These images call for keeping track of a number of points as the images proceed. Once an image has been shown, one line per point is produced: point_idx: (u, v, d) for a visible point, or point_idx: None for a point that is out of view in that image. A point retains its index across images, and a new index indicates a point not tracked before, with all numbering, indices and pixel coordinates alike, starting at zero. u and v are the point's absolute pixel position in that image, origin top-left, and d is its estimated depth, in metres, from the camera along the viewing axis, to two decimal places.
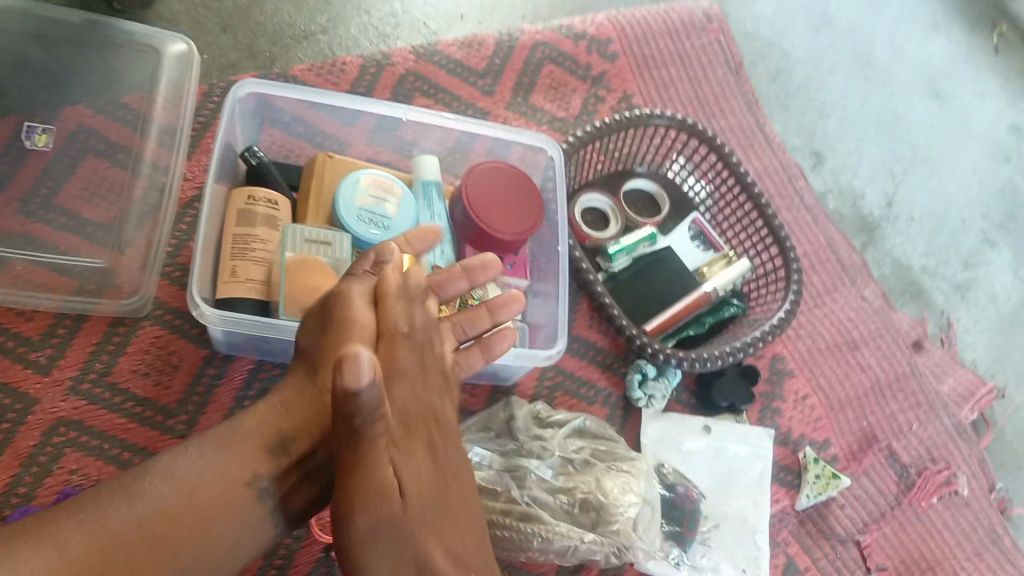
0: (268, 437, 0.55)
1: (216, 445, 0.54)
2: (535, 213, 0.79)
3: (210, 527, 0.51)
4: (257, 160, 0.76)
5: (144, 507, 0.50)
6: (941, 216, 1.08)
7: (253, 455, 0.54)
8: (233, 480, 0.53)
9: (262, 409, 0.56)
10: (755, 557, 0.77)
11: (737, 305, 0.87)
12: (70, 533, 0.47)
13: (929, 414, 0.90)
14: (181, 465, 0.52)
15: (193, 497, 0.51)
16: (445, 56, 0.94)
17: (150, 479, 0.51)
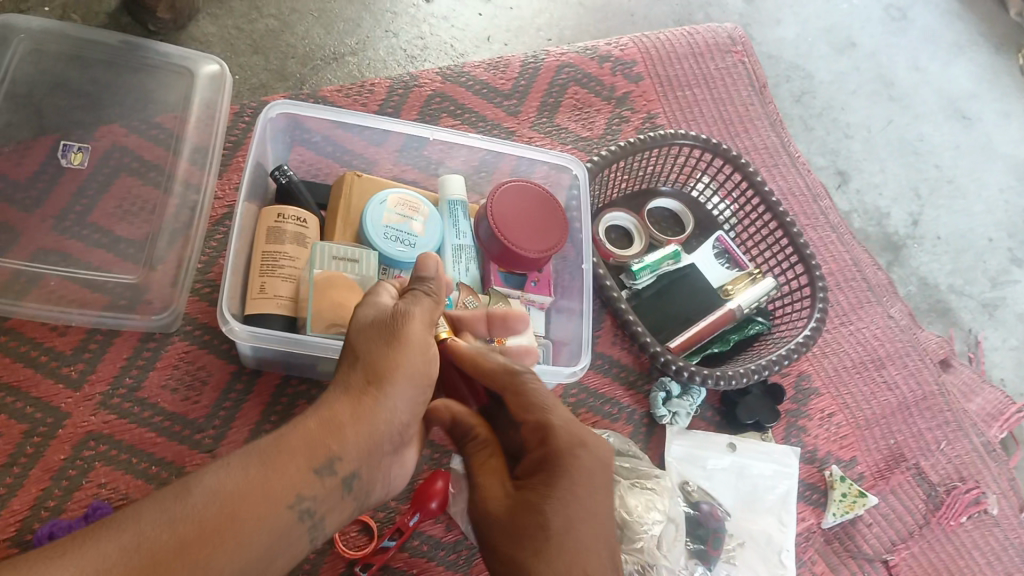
0: (316, 456, 0.52)
1: (259, 457, 0.50)
2: (561, 233, 0.80)
3: (249, 546, 0.47)
4: (287, 178, 0.78)
5: (179, 516, 0.45)
6: (967, 235, 1.07)
7: (303, 473, 0.51)
8: (275, 496, 0.49)
9: (310, 421, 0.53)
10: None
11: (762, 323, 0.87)
12: (109, 544, 0.43)
13: (958, 433, 0.89)
14: (216, 477, 0.48)
15: (231, 510, 0.47)
16: (471, 77, 0.95)
17: (192, 496, 0.46)
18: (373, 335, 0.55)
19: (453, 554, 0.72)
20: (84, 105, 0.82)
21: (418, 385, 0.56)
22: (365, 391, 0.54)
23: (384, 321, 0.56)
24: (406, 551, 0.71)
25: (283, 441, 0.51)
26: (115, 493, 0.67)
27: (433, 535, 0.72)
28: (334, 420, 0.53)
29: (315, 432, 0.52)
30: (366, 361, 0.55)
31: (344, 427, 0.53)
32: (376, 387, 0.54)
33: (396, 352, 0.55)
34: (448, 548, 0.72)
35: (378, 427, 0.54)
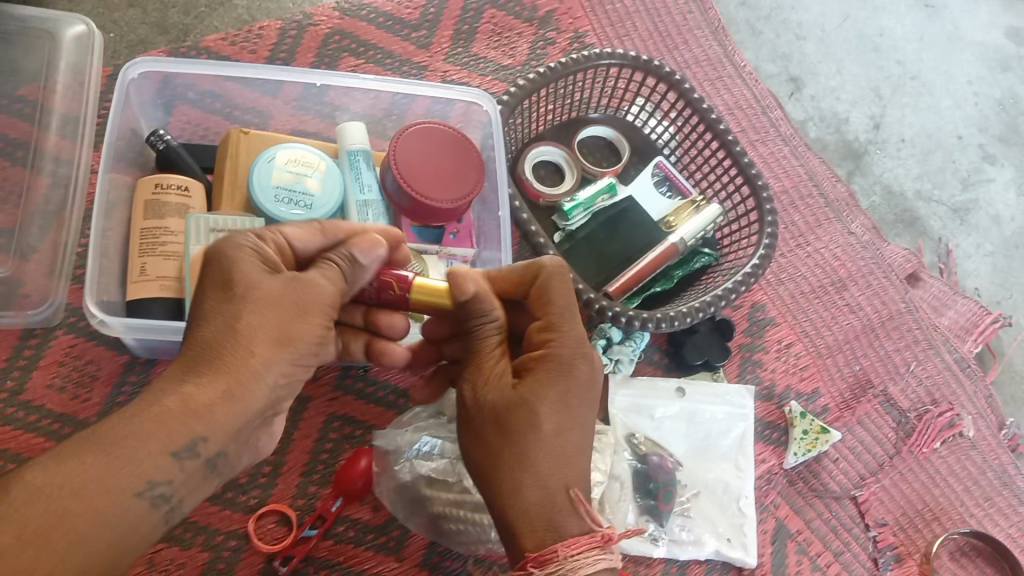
0: (175, 438, 0.43)
1: (93, 450, 0.41)
2: (475, 175, 0.73)
3: (83, 541, 0.39)
4: (164, 144, 0.71)
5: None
6: (935, 135, 0.99)
7: (159, 460, 0.42)
8: (118, 490, 0.41)
9: (166, 396, 0.44)
10: (741, 525, 0.71)
11: (710, 255, 0.80)
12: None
13: (928, 352, 0.82)
14: (42, 473, 0.40)
15: (59, 515, 0.39)
16: (373, 9, 0.86)
17: (10, 501, 0.38)
18: (231, 291, 0.46)
19: (382, 536, 0.67)
20: None
21: (291, 351, 0.47)
22: (235, 364, 0.45)
23: (245, 266, 0.46)
24: (330, 538, 0.66)
25: (131, 417, 0.43)
26: None
27: (359, 519, 0.67)
28: (197, 397, 0.44)
29: (174, 409, 0.43)
30: (233, 325, 0.45)
31: (204, 399, 0.44)
32: (248, 354, 0.46)
33: (280, 317, 0.47)
34: (377, 530, 0.67)
35: (251, 404, 0.46)
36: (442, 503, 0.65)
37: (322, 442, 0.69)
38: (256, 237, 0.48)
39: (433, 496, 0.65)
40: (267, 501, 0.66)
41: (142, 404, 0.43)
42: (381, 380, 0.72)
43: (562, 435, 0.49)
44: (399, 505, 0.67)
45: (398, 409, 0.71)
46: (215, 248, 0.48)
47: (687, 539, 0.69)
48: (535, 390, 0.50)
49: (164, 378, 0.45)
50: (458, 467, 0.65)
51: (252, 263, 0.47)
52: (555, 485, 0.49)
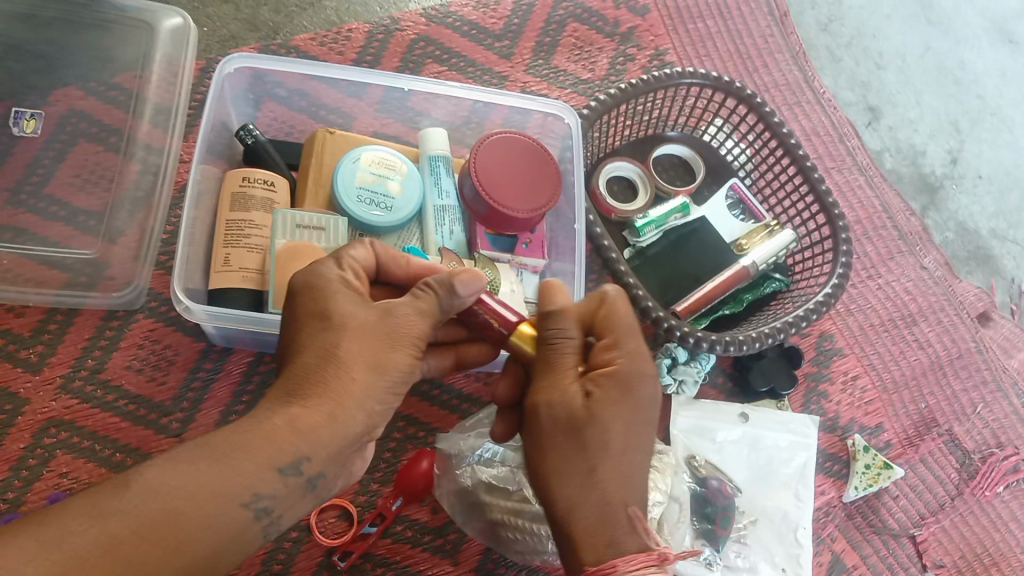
0: (282, 453, 0.44)
1: (206, 458, 0.42)
2: (552, 187, 0.73)
3: (191, 543, 0.41)
4: (253, 139, 0.73)
5: (120, 511, 0.39)
6: (1013, 172, 0.97)
7: (263, 472, 0.44)
8: (224, 497, 0.42)
9: (273, 417, 0.45)
10: (796, 555, 0.70)
11: (779, 280, 0.80)
12: (24, 548, 0.37)
13: (995, 394, 0.81)
14: (161, 471, 0.41)
15: (171, 515, 0.40)
16: (458, 17, 0.87)
17: (132, 494, 0.40)
18: (326, 320, 0.48)
19: (439, 538, 0.68)
20: (40, 67, 0.77)
21: (388, 386, 0.49)
22: (340, 381, 0.47)
23: (339, 300, 0.49)
24: (388, 536, 0.67)
25: (240, 430, 0.44)
26: (76, 484, 0.64)
27: (418, 519, 0.68)
28: (302, 414, 0.45)
29: (281, 429, 0.45)
30: (331, 348, 0.47)
31: (311, 420, 0.45)
32: (350, 379, 0.47)
33: (375, 344, 0.48)
34: (434, 532, 0.68)
35: (351, 428, 0.47)
36: (499, 510, 0.65)
37: (387, 441, 0.70)
38: (341, 271, 0.51)
39: (492, 502, 0.66)
40: (330, 495, 0.67)
41: (251, 422, 0.45)
42: (446, 384, 0.73)
43: (627, 456, 0.48)
44: (458, 509, 0.67)
45: (461, 414, 0.72)
46: (308, 280, 0.50)
47: (741, 566, 0.69)
48: (602, 405, 0.48)
49: (271, 394, 0.47)
50: (519, 476, 0.66)
51: (343, 293, 0.49)
52: (618, 508, 0.46)
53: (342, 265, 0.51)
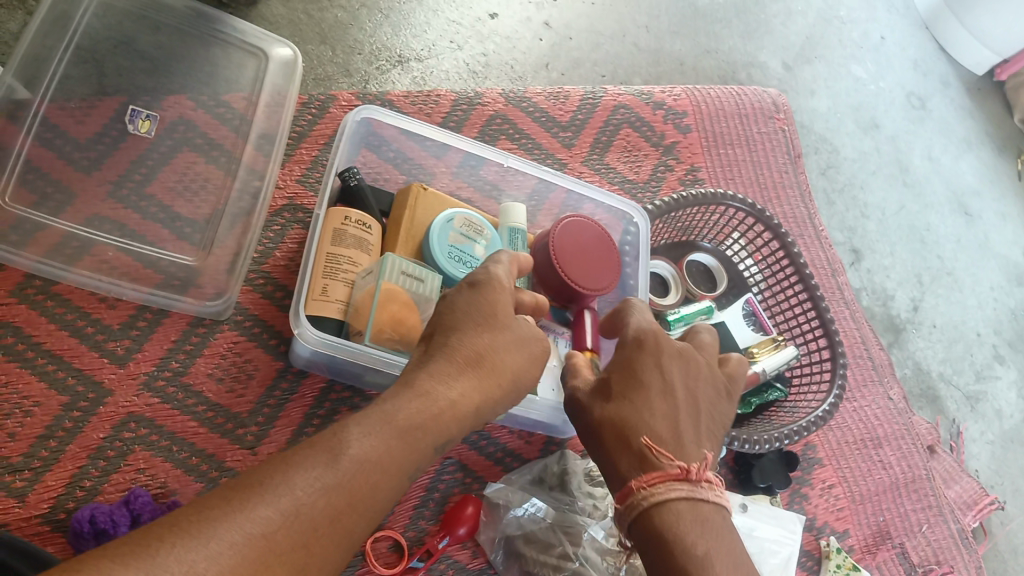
0: (441, 438, 0.50)
1: (394, 435, 0.47)
2: (613, 274, 0.82)
3: (376, 510, 0.45)
4: (356, 183, 0.77)
5: (337, 483, 0.43)
6: (959, 327, 1.13)
7: (426, 452, 0.49)
8: (403, 472, 0.47)
9: (441, 401, 0.50)
10: None
11: (780, 390, 0.90)
12: (274, 505, 0.40)
13: (938, 517, 0.93)
14: (362, 446, 0.45)
15: (373, 485, 0.45)
16: (533, 104, 0.96)
17: (345, 465, 0.44)
18: (491, 321, 0.55)
19: None
20: (146, 69, 0.80)
21: (513, 388, 0.56)
22: (487, 380, 0.54)
23: (504, 307, 0.57)
24: (431, 573, 0.72)
25: (406, 407, 0.49)
26: (152, 481, 0.66)
27: (458, 560, 0.73)
28: (460, 405, 0.51)
29: (447, 415, 0.50)
30: (488, 350, 0.54)
31: (462, 411, 0.51)
32: (494, 380, 0.54)
33: (518, 354, 0.56)
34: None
35: (478, 417, 0.54)
36: (543, 564, 0.72)
37: (437, 482, 0.75)
38: (507, 277, 0.59)
39: (535, 555, 0.72)
40: (383, 525, 0.71)
41: (421, 402, 0.49)
42: (492, 437, 0.79)
43: (646, 400, 0.56)
44: (500, 555, 0.73)
45: (504, 467, 0.78)
46: (487, 279, 0.58)
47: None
48: (618, 369, 0.59)
49: (422, 372, 0.52)
50: (560, 533, 0.73)
51: (509, 305, 0.57)
52: (631, 433, 0.55)
53: (508, 271, 0.60)
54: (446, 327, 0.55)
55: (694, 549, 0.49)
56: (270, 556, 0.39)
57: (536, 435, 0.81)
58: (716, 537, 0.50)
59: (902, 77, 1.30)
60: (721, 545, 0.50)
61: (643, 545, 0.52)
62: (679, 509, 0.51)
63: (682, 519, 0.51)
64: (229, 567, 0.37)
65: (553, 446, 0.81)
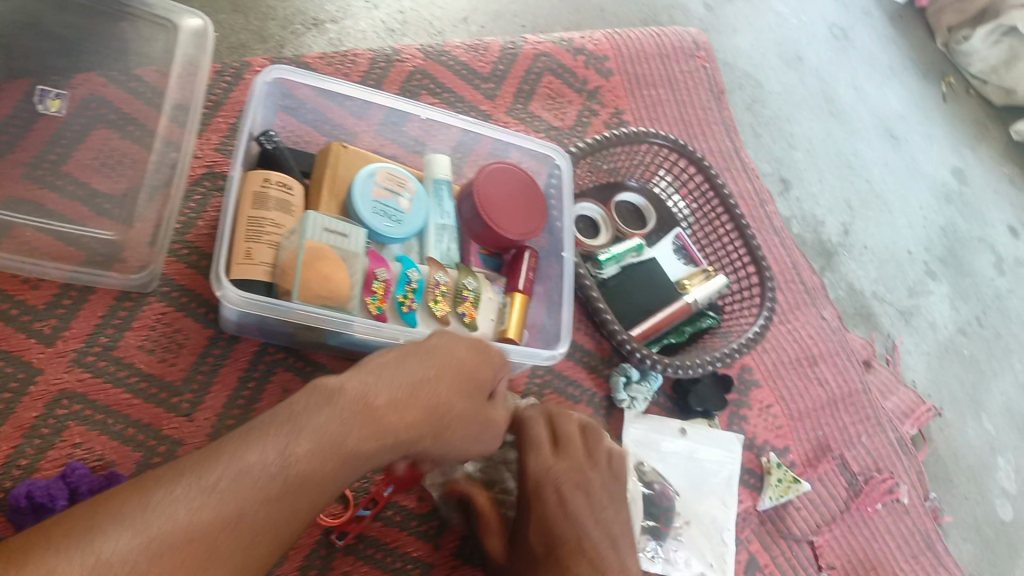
0: (367, 463, 0.54)
1: (334, 459, 0.51)
2: (539, 218, 0.83)
3: (298, 520, 0.49)
4: (273, 145, 0.78)
5: (276, 496, 0.47)
6: (890, 248, 1.16)
7: (352, 473, 0.53)
8: (330, 489, 0.51)
9: (377, 441, 0.54)
10: (722, 553, 0.82)
11: (713, 317, 0.92)
12: (218, 507, 0.44)
13: (877, 428, 0.96)
14: (304, 465, 0.49)
15: (302, 498, 0.49)
16: (452, 57, 0.96)
17: (285, 480, 0.48)
18: (434, 377, 0.60)
19: (423, 524, 0.75)
20: (53, 49, 0.80)
21: (443, 431, 0.60)
22: (430, 412, 0.59)
23: (472, 365, 0.64)
24: (379, 520, 0.74)
25: (357, 419, 0.53)
26: (89, 454, 0.67)
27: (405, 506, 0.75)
28: (392, 438, 0.56)
29: (377, 448, 0.54)
30: (429, 392, 0.59)
31: (398, 438, 0.56)
32: (426, 424, 0.58)
33: (461, 404, 0.62)
34: (419, 519, 0.75)
35: (405, 447, 0.58)
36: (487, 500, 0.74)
37: None
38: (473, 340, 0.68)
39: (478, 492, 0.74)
40: None
41: (364, 431, 0.53)
42: None
43: None
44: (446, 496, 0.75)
45: None
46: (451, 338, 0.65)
47: (679, 561, 0.81)
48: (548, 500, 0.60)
49: (377, 389, 0.56)
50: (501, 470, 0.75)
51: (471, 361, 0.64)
52: None
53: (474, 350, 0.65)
54: (412, 358, 0.60)
55: None
56: (206, 554, 0.43)
57: None
58: None
59: (823, 9, 1.32)
60: None
61: None
62: None
63: None
64: (166, 564, 0.41)
65: None
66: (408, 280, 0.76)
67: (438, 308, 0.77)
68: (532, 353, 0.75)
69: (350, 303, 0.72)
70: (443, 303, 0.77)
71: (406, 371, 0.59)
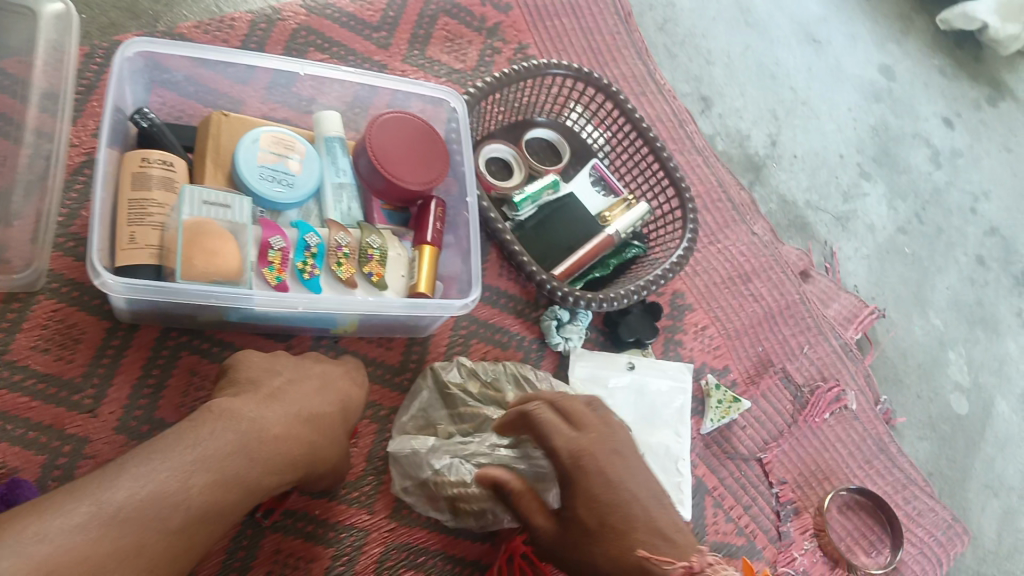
0: (261, 496, 0.54)
1: (233, 493, 0.51)
2: (441, 166, 0.79)
3: (189, 555, 0.49)
4: (149, 122, 0.74)
5: (173, 529, 0.47)
6: (821, 154, 1.14)
7: (244, 508, 0.53)
8: (222, 524, 0.51)
9: (274, 472, 0.54)
10: (679, 483, 0.79)
11: (638, 247, 0.90)
12: (115, 538, 0.44)
13: (819, 337, 0.95)
14: (203, 499, 0.49)
15: (196, 535, 0.49)
16: (338, 9, 0.92)
17: (185, 513, 0.48)
18: (323, 402, 0.60)
19: (355, 491, 0.72)
20: None
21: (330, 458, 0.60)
22: (323, 443, 0.58)
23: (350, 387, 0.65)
24: (305, 492, 0.70)
25: (260, 451, 0.52)
26: None
27: None
28: (289, 471, 0.55)
29: (274, 479, 0.54)
30: (320, 419, 0.59)
31: (292, 471, 0.56)
32: (318, 452, 0.58)
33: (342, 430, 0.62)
34: (350, 486, 0.72)
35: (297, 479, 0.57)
36: (450, 487, 0.69)
37: None
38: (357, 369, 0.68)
39: (433, 478, 0.70)
40: None
41: (266, 463, 0.53)
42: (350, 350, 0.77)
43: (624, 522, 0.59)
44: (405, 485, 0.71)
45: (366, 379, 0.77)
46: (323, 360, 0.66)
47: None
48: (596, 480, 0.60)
49: (280, 416, 0.55)
50: (451, 452, 0.70)
51: (349, 384, 0.65)
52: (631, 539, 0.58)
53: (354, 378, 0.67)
54: (309, 387, 0.60)
55: None
56: None
57: (397, 339, 0.79)
58: None
59: None
60: None
61: None
62: None
63: None
64: None
65: (416, 345, 0.80)
66: (307, 245, 0.73)
67: (342, 271, 0.73)
68: (443, 305, 0.72)
69: (243, 276, 0.68)
70: (347, 264, 0.74)
71: (307, 400, 0.58)
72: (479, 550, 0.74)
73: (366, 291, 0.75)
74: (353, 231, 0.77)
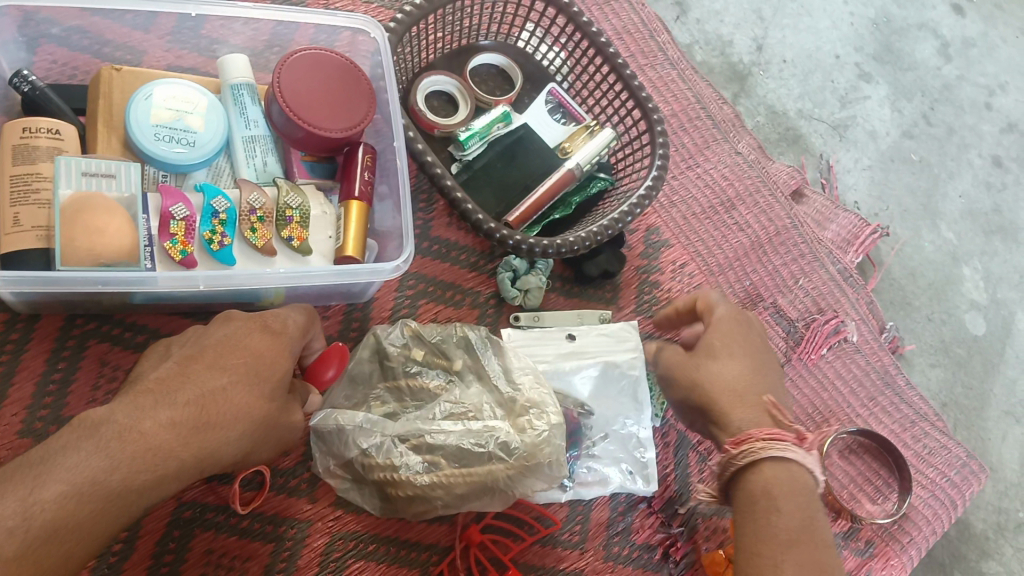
0: (148, 497, 0.48)
1: (97, 500, 0.45)
2: (365, 105, 0.70)
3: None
4: (30, 86, 0.65)
5: (13, 555, 0.42)
6: (814, 54, 1.09)
7: (125, 514, 0.47)
8: (95, 535, 0.46)
9: (156, 467, 0.47)
10: (644, 460, 0.72)
11: (605, 179, 0.80)
12: None
13: (813, 264, 0.86)
14: (50, 513, 0.43)
15: (50, 553, 0.43)
16: None
17: (28, 534, 0.42)
18: (228, 376, 0.53)
19: (292, 479, 0.66)
20: None
21: (252, 435, 0.53)
22: (223, 424, 0.51)
23: (272, 343, 0.55)
24: (232, 486, 0.64)
25: (124, 452, 0.46)
26: None
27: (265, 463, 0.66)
28: (180, 464, 0.49)
29: (158, 477, 0.48)
30: (222, 398, 0.52)
31: (182, 463, 0.49)
32: (222, 433, 0.51)
33: (266, 399, 0.54)
34: (287, 474, 0.66)
35: (204, 469, 0.51)
36: (380, 468, 0.62)
37: None
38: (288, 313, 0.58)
39: (360, 459, 0.63)
40: None
41: (137, 463, 0.47)
42: None
43: (748, 365, 0.63)
44: (330, 463, 0.64)
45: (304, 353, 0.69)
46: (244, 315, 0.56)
47: (592, 480, 0.71)
48: (726, 331, 0.64)
49: (151, 413, 0.49)
50: (383, 430, 0.63)
51: (271, 339, 0.56)
52: (754, 399, 0.61)
53: (282, 327, 0.57)
54: (199, 365, 0.53)
55: (784, 523, 0.54)
56: None
57: (334, 307, 0.72)
58: (798, 496, 0.56)
59: None
60: (796, 506, 0.55)
61: (745, 494, 0.57)
62: (776, 475, 0.57)
63: (779, 483, 0.56)
64: None
65: (356, 311, 0.72)
66: (214, 211, 0.64)
67: (257, 237, 0.66)
68: (374, 269, 0.64)
69: (138, 255, 0.61)
70: (262, 229, 0.66)
71: (195, 385, 0.51)
72: (437, 533, 0.68)
73: (288, 259, 0.67)
74: (270, 191, 0.69)
